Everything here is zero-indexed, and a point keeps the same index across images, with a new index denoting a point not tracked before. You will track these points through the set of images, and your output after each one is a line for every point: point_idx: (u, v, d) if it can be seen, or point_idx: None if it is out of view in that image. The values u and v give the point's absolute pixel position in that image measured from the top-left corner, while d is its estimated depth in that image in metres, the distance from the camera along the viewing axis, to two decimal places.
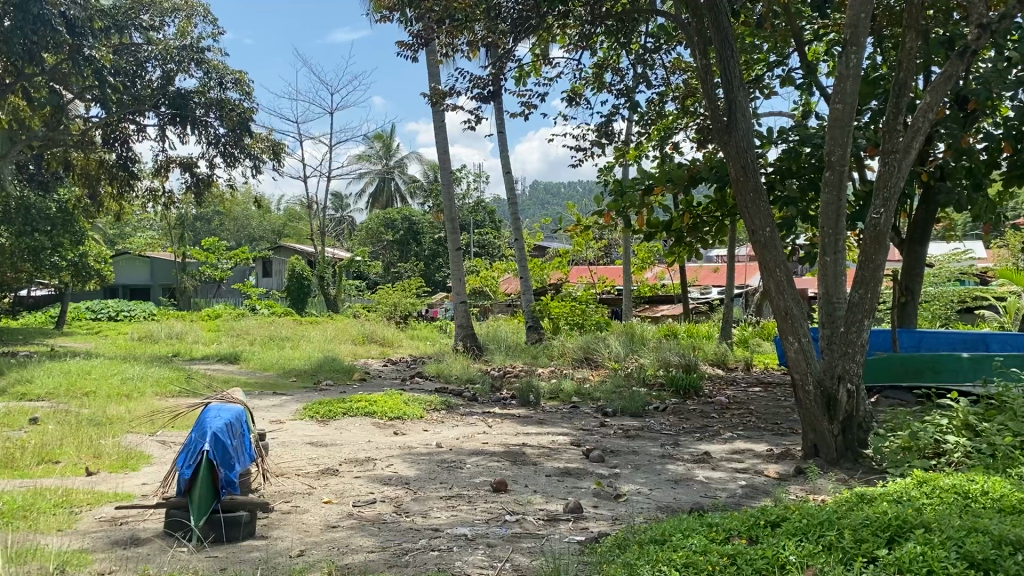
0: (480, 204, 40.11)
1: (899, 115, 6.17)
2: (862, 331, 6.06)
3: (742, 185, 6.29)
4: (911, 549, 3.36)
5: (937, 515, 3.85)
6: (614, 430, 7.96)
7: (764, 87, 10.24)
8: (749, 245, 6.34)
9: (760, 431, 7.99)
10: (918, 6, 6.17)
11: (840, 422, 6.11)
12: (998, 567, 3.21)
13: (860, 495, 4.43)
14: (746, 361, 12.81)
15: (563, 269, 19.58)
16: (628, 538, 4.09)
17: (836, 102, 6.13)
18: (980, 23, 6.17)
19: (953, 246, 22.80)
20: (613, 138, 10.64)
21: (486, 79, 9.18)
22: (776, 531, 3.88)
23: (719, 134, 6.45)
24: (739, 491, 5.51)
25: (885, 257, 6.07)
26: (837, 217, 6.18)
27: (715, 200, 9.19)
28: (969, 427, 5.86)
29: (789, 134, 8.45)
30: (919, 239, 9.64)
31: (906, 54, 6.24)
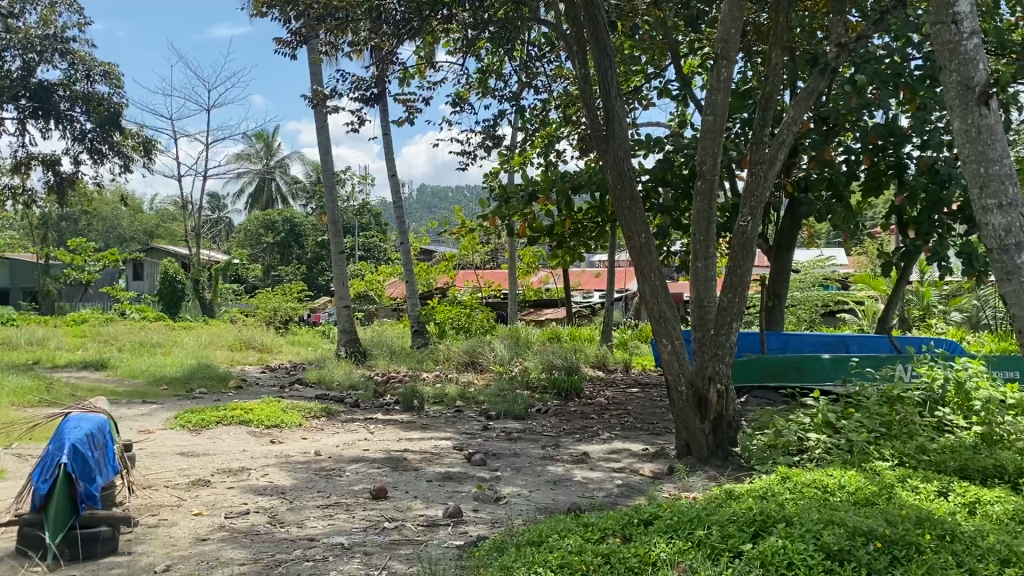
0: (365, 207, 39.70)
1: (765, 128, 6.45)
2: (731, 333, 6.30)
3: (619, 192, 6.43)
4: (773, 543, 3.53)
5: (797, 510, 4.04)
6: (497, 433, 7.99)
7: (642, 98, 10.57)
8: (625, 251, 6.48)
9: (638, 431, 8.20)
10: (783, 24, 6.48)
11: (710, 421, 6.31)
12: (850, 557, 3.44)
13: (728, 492, 4.60)
14: (626, 363, 13.12)
15: (448, 273, 19.54)
16: (506, 541, 4.11)
17: (708, 114, 6.35)
18: (839, 42, 6.54)
19: (817, 253, 24.09)
20: (499, 143, 10.69)
21: (368, 80, 9.07)
22: (649, 529, 3.98)
23: (597, 143, 6.57)
24: (616, 491, 5.61)
25: (751, 263, 6.33)
26: (707, 225, 6.42)
27: (596, 206, 9.35)
28: (828, 425, 6.16)
29: (665, 143, 8.72)
30: (785, 245, 10.11)
31: (772, 69, 6.52)
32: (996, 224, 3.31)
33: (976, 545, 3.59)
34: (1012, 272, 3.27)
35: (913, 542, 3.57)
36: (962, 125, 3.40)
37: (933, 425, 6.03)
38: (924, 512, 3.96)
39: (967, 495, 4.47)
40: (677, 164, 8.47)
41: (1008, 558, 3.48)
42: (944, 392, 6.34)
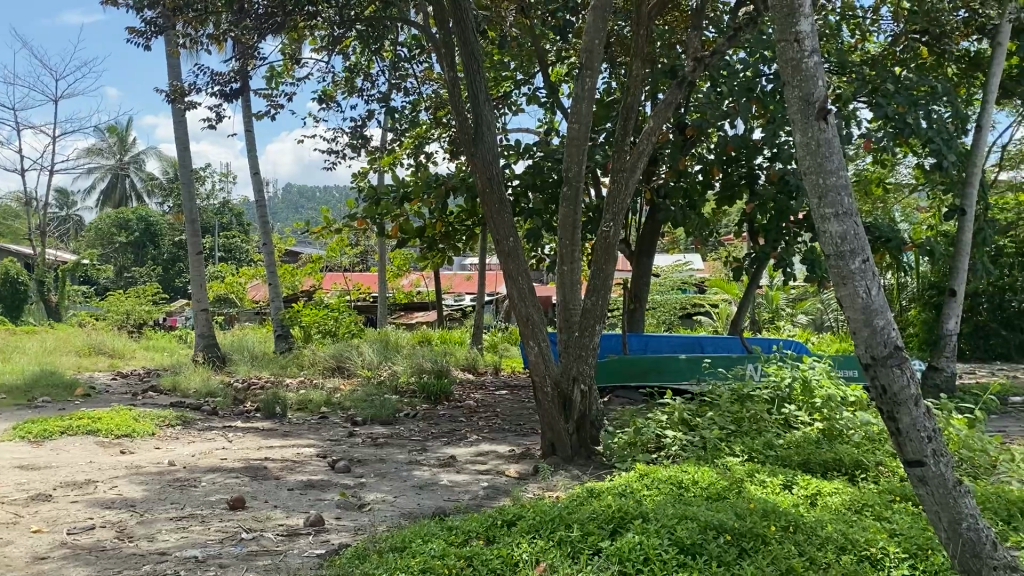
0: (226, 206, 38.38)
1: (627, 137, 6.66)
2: (595, 335, 6.45)
3: (488, 196, 6.46)
4: (630, 539, 3.64)
5: (653, 506, 4.18)
6: (362, 439, 7.86)
7: (512, 103, 10.68)
8: (493, 254, 6.51)
9: (504, 433, 8.26)
10: (644, 37, 6.69)
11: (574, 421, 6.43)
12: (703, 550, 3.60)
13: (589, 490, 4.71)
14: (495, 365, 13.20)
15: (314, 275, 19.11)
16: (368, 548, 4.05)
17: (573, 121, 6.48)
18: (696, 57, 6.82)
19: (678, 257, 24.99)
20: (367, 143, 10.55)
21: (229, 75, 8.78)
22: (511, 530, 4.03)
23: (465, 146, 6.57)
24: (481, 493, 5.62)
25: (614, 267, 6.50)
26: (573, 229, 6.56)
27: (466, 209, 9.38)
28: (684, 423, 6.40)
29: (533, 148, 8.84)
30: (646, 250, 10.45)
31: (634, 80, 6.73)
32: (832, 232, 3.28)
33: (816, 534, 3.82)
34: (847, 277, 3.24)
35: (760, 534, 3.76)
36: (803, 139, 3.37)
37: (780, 422, 6.37)
38: (771, 505, 4.17)
39: (810, 487, 4.74)
40: (544, 168, 8.60)
41: (844, 545, 3.72)
42: (791, 390, 6.70)
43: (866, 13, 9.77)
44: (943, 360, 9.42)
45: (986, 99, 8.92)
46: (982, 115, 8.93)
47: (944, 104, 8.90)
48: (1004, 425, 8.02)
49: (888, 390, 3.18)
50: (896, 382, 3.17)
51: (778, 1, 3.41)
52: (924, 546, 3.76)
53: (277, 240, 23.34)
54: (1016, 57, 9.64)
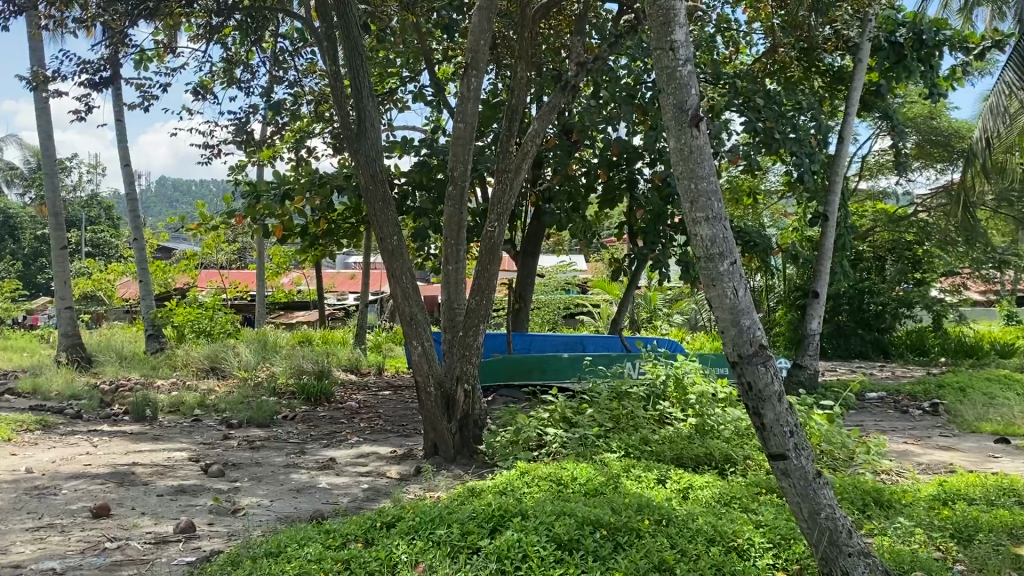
0: (95, 199, 36.50)
1: (511, 138, 6.70)
2: (478, 334, 6.46)
3: (371, 194, 6.36)
4: (509, 537, 3.68)
5: (532, 503, 4.23)
6: (238, 443, 7.63)
7: (398, 101, 10.59)
8: (377, 253, 6.41)
9: (385, 434, 8.19)
10: (528, 40, 6.76)
11: (457, 421, 6.42)
12: (580, 546, 3.67)
13: (469, 490, 4.72)
14: (379, 366, 13.06)
15: (189, 273, 18.39)
16: (242, 554, 3.93)
17: (458, 121, 6.47)
18: (578, 62, 6.95)
19: (562, 258, 25.36)
20: (246, 137, 10.25)
21: (98, 62, 8.34)
22: (391, 532, 3.99)
23: (348, 142, 6.45)
24: (360, 496, 5.54)
25: (498, 267, 6.53)
26: (458, 229, 6.55)
27: (349, 207, 9.24)
28: (564, 421, 6.50)
29: (419, 147, 8.79)
30: (531, 251, 10.56)
31: (518, 81, 6.79)
32: (703, 235, 3.39)
33: (687, 527, 3.95)
34: (717, 278, 3.37)
35: (634, 528, 3.86)
36: (676, 145, 3.48)
37: (655, 418, 6.58)
38: (645, 500, 4.29)
39: (682, 481, 4.90)
40: (430, 168, 8.57)
41: (714, 537, 3.86)
42: (665, 387, 6.92)
43: (740, 27, 10.19)
44: (806, 359, 9.94)
45: (848, 112, 9.45)
46: (844, 127, 9.47)
47: (810, 116, 9.39)
48: (861, 420, 8.51)
49: (753, 387, 3.32)
50: (761, 379, 3.31)
51: (654, 11, 3.51)
52: (786, 536, 3.95)
53: (150, 234, 22.36)
54: (874, 74, 10.26)
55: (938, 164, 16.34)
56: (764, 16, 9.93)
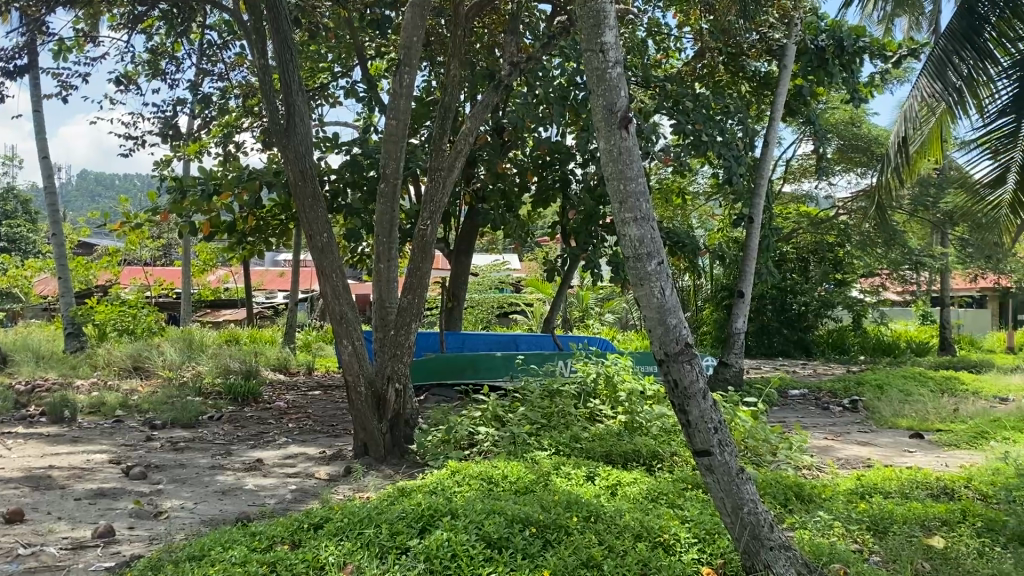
0: (11, 193, 35.13)
1: (444, 136, 6.68)
2: (410, 333, 6.42)
3: (301, 190, 6.25)
4: (438, 536, 3.66)
5: (462, 502, 4.23)
6: (161, 444, 7.44)
7: (329, 96, 10.46)
8: (306, 250, 6.31)
9: (315, 434, 8.09)
10: (461, 37, 6.75)
11: (388, 421, 6.37)
12: (509, 544, 3.68)
13: (399, 490, 4.69)
14: (308, 365, 12.87)
15: (111, 270, 17.82)
16: (164, 558, 3.83)
17: (391, 118, 6.42)
18: (511, 61, 6.97)
19: (495, 257, 25.37)
20: (171, 130, 9.99)
21: (14, 51, 8.03)
22: (318, 533, 3.94)
23: (277, 137, 6.33)
24: (288, 497, 5.46)
25: (430, 265, 6.51)
26: (389, 226, 6.50)
27: (278, 203, 9.08)
28: (496, 419, 6.51)
29: (351, 144, 8.70)
30: (464, 249, 10.55)
31: (451, 79, 6.77)
32: (631, 235, 3.44)
33: (615, 523, 4.00)
34: (645, 278, 3.43)
35: (562, 525, 3.90)
36: (606, 146, 3.52)
37: (586, 416, 6.65)
38: (574, 497, 4.33)
39: (610, 478, 4.96)
40: (362, 165, 8.49)
41: (640, 532, 3.91)
42: (596, 385, 7.00)
43: (670, 30, 10.34)
44: (731, 357, 10.16)
45: (773, 117, 9.69)
46: (768, 131, 9.70)
47: (737, 121, 9.60)
48: (784, 416, 8.74)
49: (679, 384, 3.39)
50: (686, 376, 3.38)
51: (584, 12, 3.55)
52: (711, 531, 4.03)
53: (70, 229, 21.58)
54: (798, 80, 10.54)
55: (858, 168, 16.86)
56: (693, 21, 10.10)
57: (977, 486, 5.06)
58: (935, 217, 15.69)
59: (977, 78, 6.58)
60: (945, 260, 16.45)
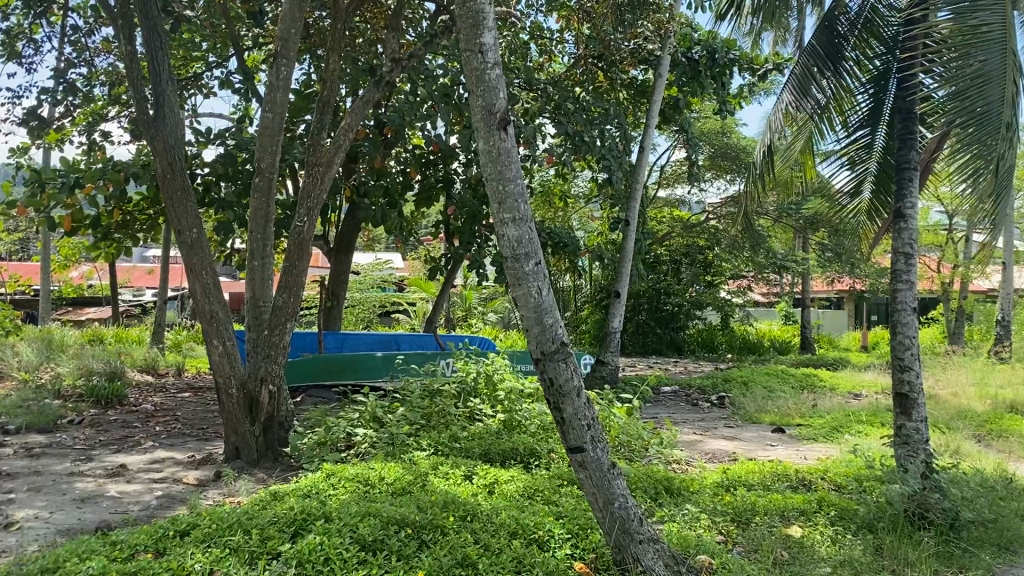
0: None
1: (322, 131, 6.54)
2: (285, 333, 6.26)
3: (169, 182, 5.98)
4: (311, 540, 3.58)
5: (337, 505, 4.15)
6: (14, 450, 6.99)
7: (203, 86, 10.06)
8: (175, 246, 6.05)
9: (184, 437, 7.79)
10: (340, 31, 6.63)
11: (261, 423, 6.20)
12: (384, 546, 3.65)
13: (272, 494, 4.57)
14: (178, 366, 12.38)
15: None
16: (13, 572, 3.58)
17: (266, 111, 6.24)
18: (392, 58, 6.88)
19: (375, 255, 25.09)
20: (30, 117, 9.39)
21: None
22: (185, 541, 3.79)
23: (144, 128, 6.04)
24: (153, 503, 5.23)
25: (307, 263, 6.36)
26: (264, 223, 6.32)
27: (147, 197, 8.68)
28: (375, 420, 6.43)
29: (226, 137, 8.41)
30: (344, 248, 10.37)
31: (330, 73, 6.63)
32: (509, 236, 3.46)
33: (491, 522, 4.02)
34: (522, 278, 3.45)
35: (439, 525, 3.89)
36: (485, 146, 3.52)
37: (466, 415, 6.66)
38: (450, 496, 4.33)
39: (488, 477, 4.99)
40: (238, 159, 8.22)
41: (516, 530, 3.95)
42: (476, 384, 7.03)
43: (551, 34, 10.49)
44: (608, 355, 10.40)
45: (649, 123, 9.99)
46: (645, 137, 9.97)
47: (615, 125, 9.83)
48: (656, 413, 9.01)
49: (554, 382, 3.44)
50: (562, 375, 3.43)
51: (462, 12, 3.54)
52: (584, 526, 4.11)
53: None
54: (673, 88, 10.89)
55: (727, 175, 17.57)
56: (574, 26, 10.26)
57: (832, 476, 5.37)
58: (798, 223, 16.52)
59: (838, 93, 6.77)
60: (806, 263, 17.35)
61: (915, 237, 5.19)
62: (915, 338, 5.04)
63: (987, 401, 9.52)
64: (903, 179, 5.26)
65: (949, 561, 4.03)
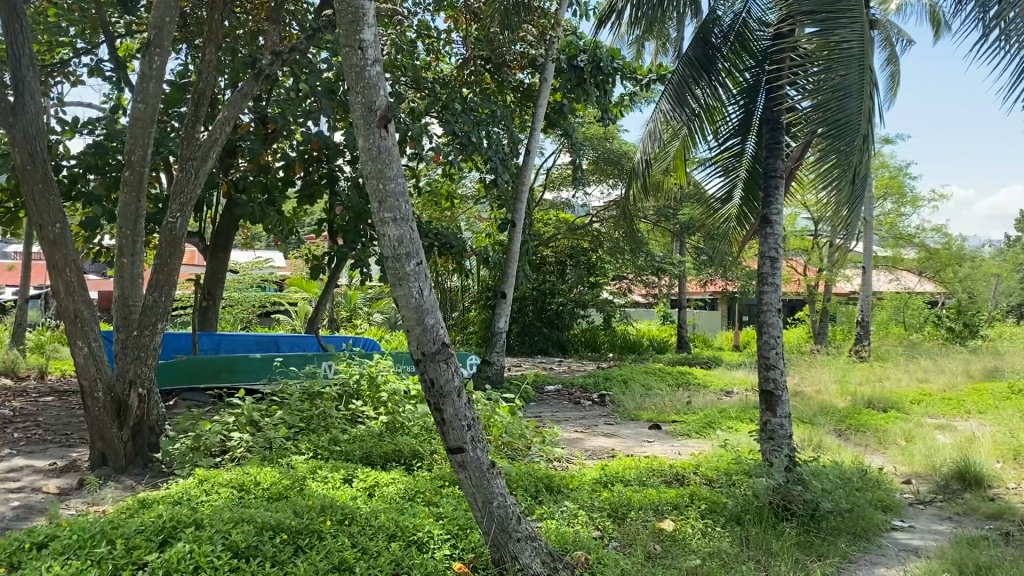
0: None
1: (197, 124, 6.31)
2: (155, 334, 6.02)
3: (30, 174, 5.63)
4: (179, 548, 3.44)
5: (209, 512, 4.01)
6: None
7: (69, 73, 9.53)
8: (36, 242, 5.69)
9: (45, 444, 7.36)
10: (218, 21, 6.41)
11: (129, 428, 5.93)
12: (257, 553, 3.55)
13: (139, 502, 4.38)
14: (41, 368, 11.68)
15: None
16: None
17: (138, 101, 5.98)
18: (272, 51, 6.70)
19: (254, 254, 24.41)
20: None
21: None
22: (42, 553, 3.58)
23: (2, 115, 5.67)
24: (9, 515, 4.92)
25: (180, 261, 6.12)
26: (134, 218, 6.04)
27: (6, 189, 8.16)
28: (251, 424, 6.23)
29: (95, 128, 8.00)
30: (221, 246, 10.03)
31: (207, 64, 6.41)
32: (390, 235, 3.43)
33: (370, 524, 3.97)
34: (403, 278, 3.43)
35: (315, 530, 3.83)
36: (365, 144, 3.47)
37: (347, 417, 6.56)
38: (328, 500, 4.25)
39: (368, 480, 4.92)
40: (108, 151, 7.83)
41: (394, 532, 3.92)
42: (358, 385, 6.93)
43: (439, 34, 10.46)
44: (493, 355, 10.43)
45: (535, 127, 10.07)
46: (531, 140, 10.07)
47: (501, 127, 9.89)
48: (540, 412, 9.11)
49: (435, 383, 3.42)
50: (442, 376, 3.42)
51: (343, 8, 3.48)
52: (463, 527, 4.12)
53: None
54: (558, 94, 11.06)
55: (610, 179, 17.97)
56: (462, 27, 10.26)
57: (704, 471, 5.56)
58: (676, 227, 17.05)
59: (709, 103, 6.99)
60: (683, 266, 17.90)
61: (780, 242, 5.45)
62: (779, 338, 5.27)
63: (848, 397, 10.09)
64: (770, 186, 5.50)
65: (809, 550, 4.26)
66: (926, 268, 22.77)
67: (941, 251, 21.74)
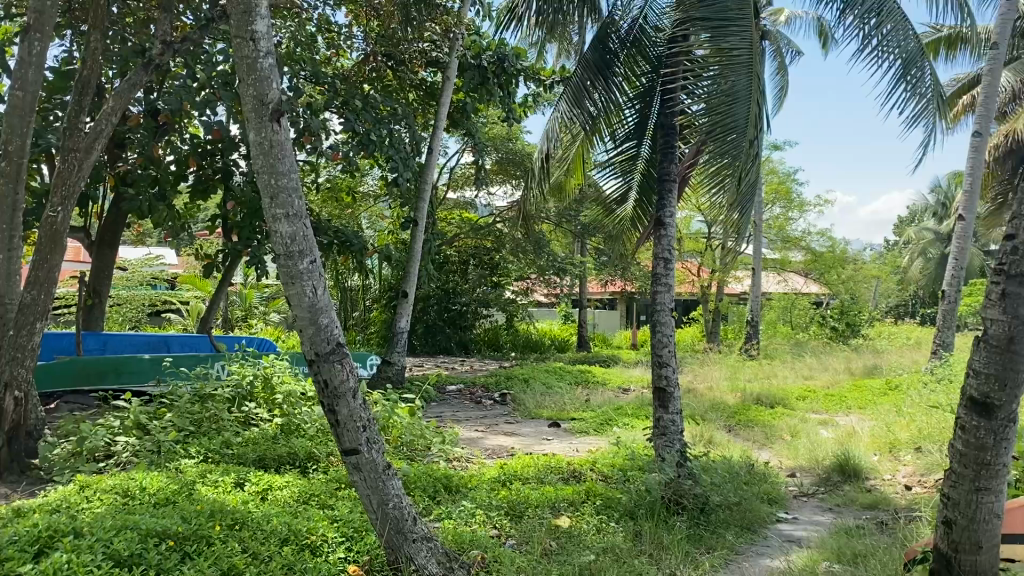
0: None
1: (81, 114, 6.02)
2: (33, 334, 5.71)
3: None
4: (56, 558, 3.25)
5: (90, 519, 3.83)
6: None
7: None
8: None
9: None
10: (103, 8, 6.14)
11: (4, 433, 5.60)
12: (141, 561, 3.41)
13: (13, 511, 4.15)
14: None
15: None
16: None
17: (15, 89, 5.66)
18: (163, 40, 6.46)
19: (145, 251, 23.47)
20: None
21: None
22: None
23: None
24: None
25: (60, 257, 5.83)
26: (10, 212, 5.72)
27: None
28: (138, 427, 6.00)
29: None
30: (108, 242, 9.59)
31: (91, 52, 6.13)
32: (282, 232, 3.35)
33: (261, 529, 3.88)
34: (295, 277, 3.36)
35: (203, 536, 3.72)
36: (256, 138, 3.38)
37: (240, 420, 6.41)
38: (217, 504, 4.14)
39: (261, 483, 4.81)
40: None
41: (287, 536, 3.83)
42: (252, 386, 6.79)
43: (340, 29, 10.28)
44: (394, 355, 10.34)
45: (438, 125, 10.04)
46: (433, 138, 10.03)
47: (403, 125, 9.82)
48: (440, 412, 9.08)
49: (329, 384, 3.37)
50: (337, 376, 3.37)
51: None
52: (359, 529, 4.07)
53: None
54: (461, 93, 11.05)
55: (513, 180, 18.08)
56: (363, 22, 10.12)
57: (599, 468, 5.66)
58: (577, 228, 17.27)
59: (607, 107, 7.10)
60: (584, 266, 18.15)
61: (673, 243, 5.59)
62: (672, 337, 5.41)
63: (738, 394, 10.44)
64: (664, 189, 5.63)
65: (698, 543, 4.39)
66: (812, 271, 23.77)
67: (826, 254, 22.72)
